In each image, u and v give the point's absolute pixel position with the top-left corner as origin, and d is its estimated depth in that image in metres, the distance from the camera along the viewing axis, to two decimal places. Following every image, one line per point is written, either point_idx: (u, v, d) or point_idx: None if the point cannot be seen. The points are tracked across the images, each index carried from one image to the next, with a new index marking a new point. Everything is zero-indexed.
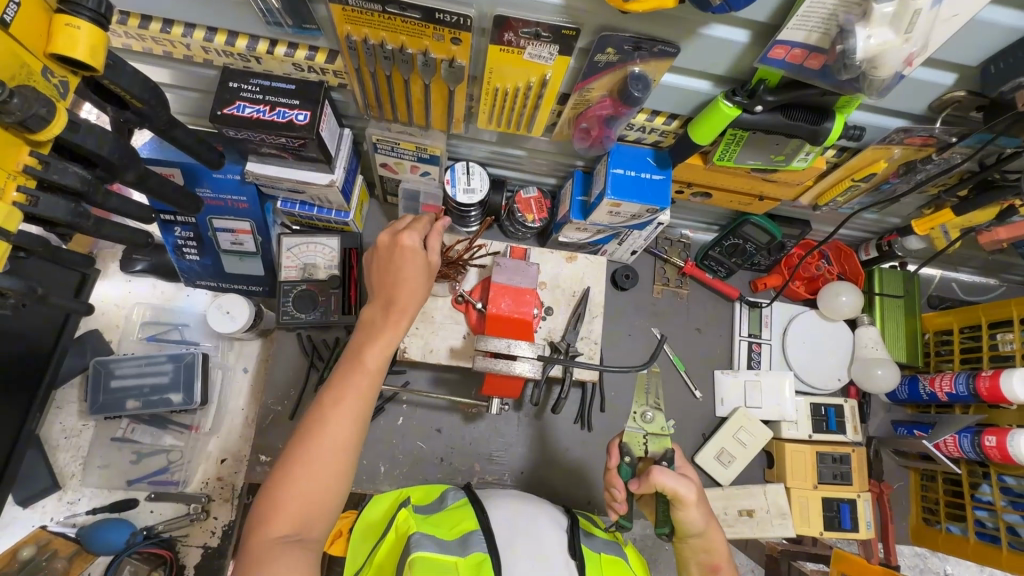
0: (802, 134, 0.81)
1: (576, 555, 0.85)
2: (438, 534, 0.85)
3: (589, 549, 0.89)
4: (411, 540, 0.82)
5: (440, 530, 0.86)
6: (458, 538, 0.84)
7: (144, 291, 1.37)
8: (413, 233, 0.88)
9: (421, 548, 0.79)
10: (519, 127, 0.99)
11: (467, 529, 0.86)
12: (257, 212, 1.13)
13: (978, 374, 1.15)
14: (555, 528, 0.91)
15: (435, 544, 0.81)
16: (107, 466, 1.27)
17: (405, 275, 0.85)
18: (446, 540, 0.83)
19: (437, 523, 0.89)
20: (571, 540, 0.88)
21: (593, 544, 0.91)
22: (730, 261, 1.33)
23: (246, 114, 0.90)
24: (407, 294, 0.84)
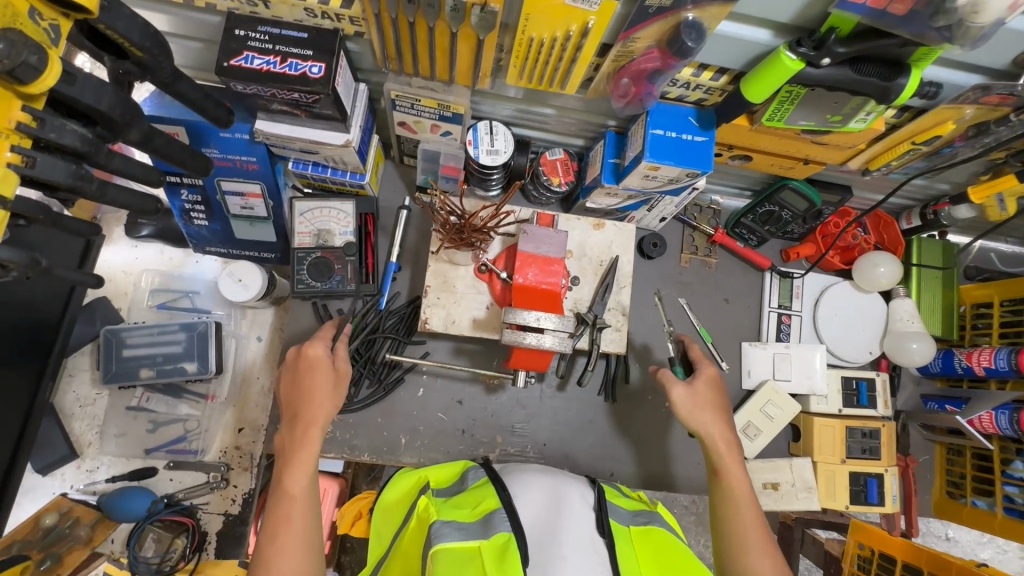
0: (870, 91, 0.74)
1: (603, 532, 0.81)
2: (460, 518, 0.84)
3: (616, 522, 0.85)
4: (432, 530, 0.82)
5: (462, 514, 0.85)
6: (481, 520, 0.83)
7: (151, 258, 1.32)
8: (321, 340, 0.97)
9: (444, 539, 0.79)
10: (552, 84, 0.91)
11: (490, 508, 0.85)
12: (267, 174, 1.06)
13: (1020, 350, 1.11)
14: (584, 502, 0.87)
15: (457, 533, 0.80)
16: (124, 435, 1.25)
17: (313, 390, 0.92)
18: (469, 524, 0.82)
19: (459, 507, 0.88)
20: (599, 515, 0.84)
21: (620, 517, 0.88)
22: (763, 229, 1.27)
23: (255, 66, 0.83)
24: (320, 413, 0.91)
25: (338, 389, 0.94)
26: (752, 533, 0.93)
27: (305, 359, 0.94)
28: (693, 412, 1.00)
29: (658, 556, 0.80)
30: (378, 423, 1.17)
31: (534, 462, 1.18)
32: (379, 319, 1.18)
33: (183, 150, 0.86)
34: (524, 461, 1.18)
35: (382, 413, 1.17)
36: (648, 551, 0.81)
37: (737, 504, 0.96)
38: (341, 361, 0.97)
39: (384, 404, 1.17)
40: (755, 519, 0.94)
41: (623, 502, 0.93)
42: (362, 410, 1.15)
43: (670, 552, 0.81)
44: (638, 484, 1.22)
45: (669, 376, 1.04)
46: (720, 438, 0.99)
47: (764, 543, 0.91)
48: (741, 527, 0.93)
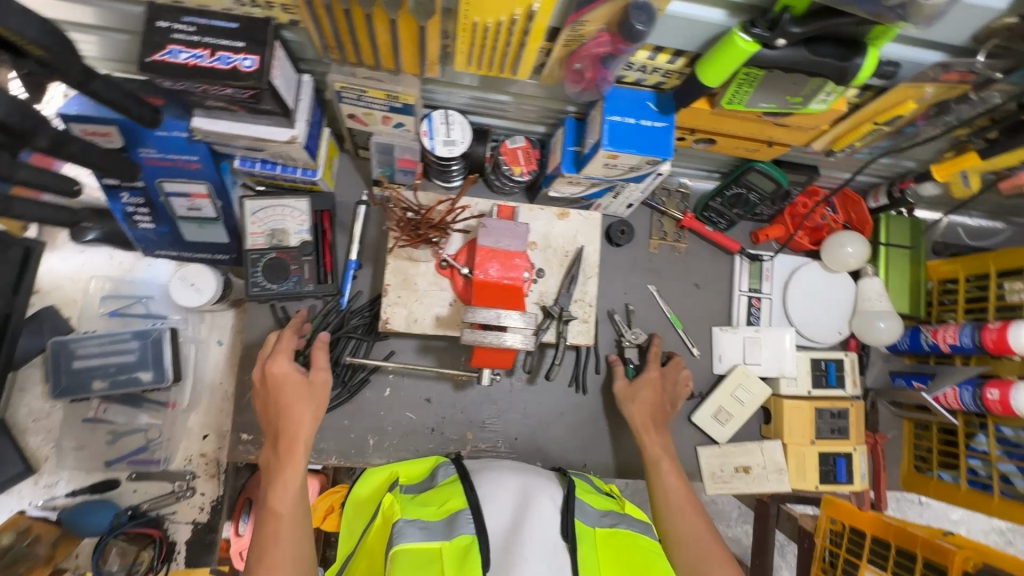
0: (828, 73, 0.71)
1: (567, 535, 0.81)
2: (424, 517, 0.83)
3: (582, 522, 0.84)
4: (395, 528, 0.80)
5: (428, 513, 0.84)
6: (445, 519, 0.82)
7: (100, 263, 1.26)
8: (282, 358, 0.98)
9: (406, 538, 0.78)
10: (503, 70, 0.87)
11: (456, 508, 0.84)
12: (212, 173, 1.01)
13: (983, 327, 1.12)
14: (552, 504, 0.86)
15: (421, 533, 0.79)
16: (83, 447, 1.21)
17: (291, 410, 0.95)
18: (433, 524, 0.81)
19: (426, 504, 0.87)
20: (565, 518, 0.83)
21: (588, 517, 0.86)
22: (731, 213, 1.25)
23: (181, 61, 0.77)
24: (304, 432, 0.95)
25: (315, 401, 0.97)
26: (678, 497, 1.03)
27: (273, 379, 0.97)
28: (628, 398, 1.15)
29: (620, 561, 0.81)
30: (345, 425, 1.14)
31: (506, 457, 1.17)
32: (342, 319, 1.14)
33: (103, 155, 0.87)
34: (495, 457, 1.17)
35: (349, 415, 1.15)
36: (611, 555, 0.82)
37: (661, 475, 1.06)
38: (315, 371, 0.98)
39: (350, 405, 1.15)
40: (677, 483, 1.05)
41: (591, 498, 0.92)
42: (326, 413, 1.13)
43: (632, 557, 0.82)
44: (611, 474, 1.22)
45: (618, 371, 1.19)
46: (646, 414, 1.13)
47: (688, 502, 1.02)
48: (665, 489, 1.04)
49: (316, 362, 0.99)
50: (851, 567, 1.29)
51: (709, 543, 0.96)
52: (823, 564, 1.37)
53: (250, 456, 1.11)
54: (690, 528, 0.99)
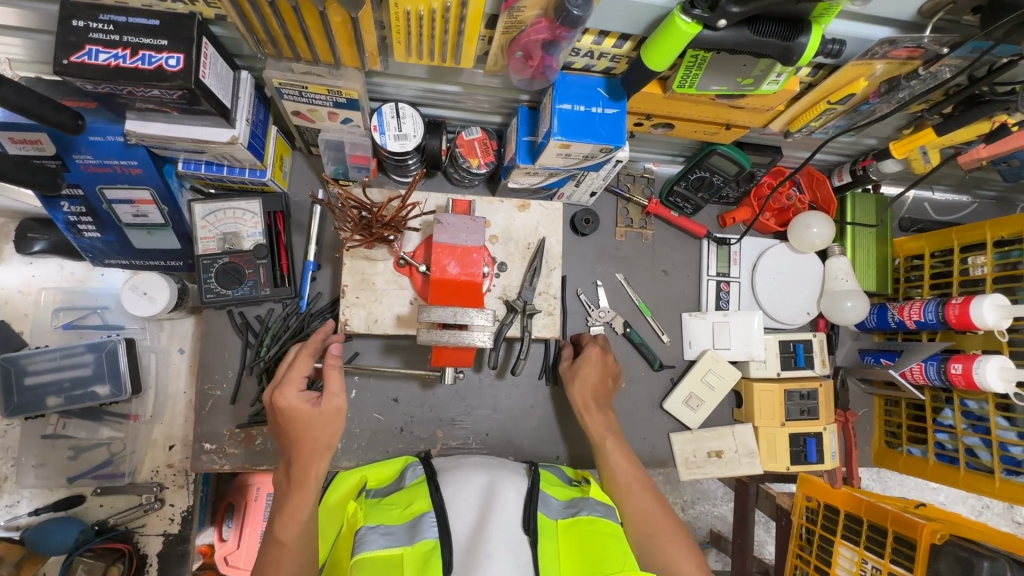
0: (773, 53, 0.69)
1: (529, 529, 0.80)
2: (390, 522, 0.82)
3: (545, 516, 0.85)
4: (358, 536, 0.79)
5: (391, 518, 0.83)
6: (408, 522, 0.81)
7: (50, 274, 1.22)
8: (291, 387, 0.92)
9: (368, 546, 0.77)
10: (446, 60, 0.83)
11: (419, 511, 0.82)
12: (155, 178, 0.97)
13: (947, 302, 1.12)
14: (516, 496, 0.85)
15: (382, 539, 0.78)
16: (43, 465, 1.18)
17: (304, 440, 0.90)
18: (395, 528, 0.80)
19: (392, 507, 0.86)
20: (528, 510, 0.83)
21: (551, 510, 0.87)
22: (696, 197, 1.23)
23: (102, 62, 0.73)
24: (314, 466, 0.89)
25: (329, 430, 0.91)
26: (627, 476, 1.02)
27: (280, 412, 0.90)
28: (571, 376, 1.13)
29: (586, 544, 0.80)
30: None
31: (477, 453, 1.16)
32: (302, 322, 1.12)
33: (16, 166, 0.83)
34: (467, 454, 1.16)
35: None
36: (574, 545, 0.81)
37: (608, 455, 1.05)
38: (327, 399, 0.92)
39: None
40: (625, 461, 1.04)
41: (556, 491, 0.94)
42: None
43: (596, 541, 0.80)
44: (584, 465, 1.21)
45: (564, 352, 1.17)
46: (588, 394, 1.10)
47: (639, 483, 1.01)
48: (613, 469, 1.03)
49: (328, 387, 0.92)
50: (825, 543, 1.30)
51: (666, 528, 0.95)
52: (800, 542, 1.38)
53: (215, 466, 1.09)
54: (637, 505, 0.98)
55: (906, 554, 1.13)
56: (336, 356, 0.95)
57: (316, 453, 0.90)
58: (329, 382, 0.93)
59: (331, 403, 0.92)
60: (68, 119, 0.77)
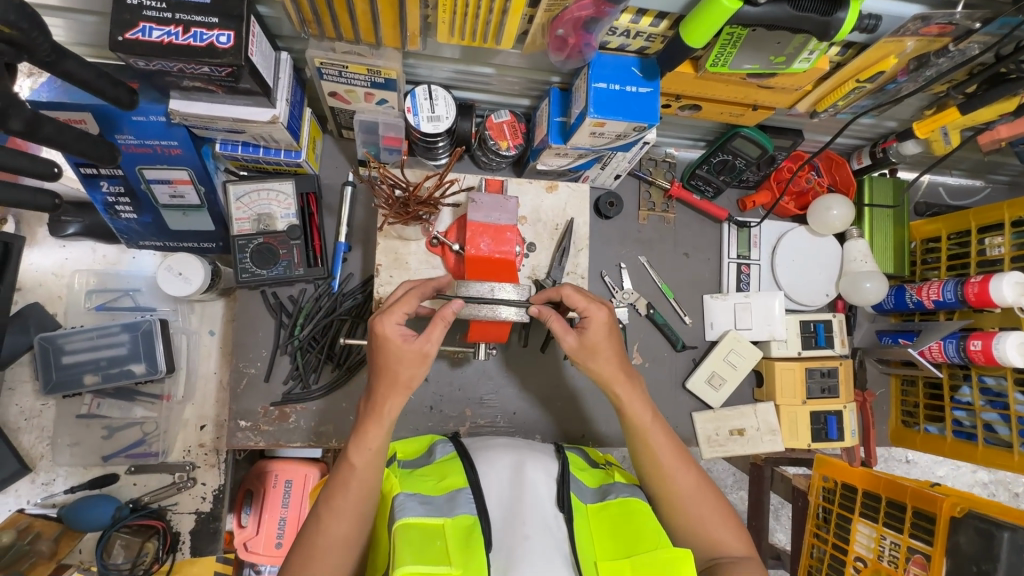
0: (810, 28, 0.71)
1: (563, 506, 0.82)
2: (426, 493, 0.83)
3: (578, 499, 0.87)
4: (395, 503, 0.80)
5: (427, 488, 0.85)
6: (445, 494, 0.82)
7: (83, 256, 1.23)
8: (390, 319, 0.84)
9: (407, 513, 0.78)
10: (485, 40, 0.86)
11: (455, 485, 0.84)
12: (194, 159, 0.99)
13: (966, 281, 1.14)
14: (546, 477, 0.87)
15: (421, 507, 0.79)
16: (78, 444, 1.20)
17: (386, 370, 0.84)
18: (434, 498, 0.81)
19: (425, 478, 0.88)
20: (559, 489, 0.85)
21: (583, 494, 0.90)
22: (718, 180, 1.25)
23: (155, 39, 0.75)
24: (392, 402, 0.84)
25: (413, 370, 0.84)
26: (665, 451, 0.92)
27: (374, 340, 0.85)
28: (587, 357, 0.92)
29: (619, 524, 0.83)
30: (342, 407, 1.13)
31: (504, 431, 1.18)
32: (334, 302, 1.14)
33: (80, 138, 0.76)
34: (495, 432, 1.18)
35: (346, 397, 1.14)
36: (606, 526, 0.83)
37: (648, 436, 0.93)
38: (420, 340, 0.84)
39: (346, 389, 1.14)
40: (669, 443, 0.93)
41: (586, 477, 0.96)
42: (323, 396, 1.12)
43: (628, 520, 0.82)
44: (609, 443, 1.24)
45: (559, 324, 0.91)
46: (612, 365, 0.93)
47: (676, 457, 0.92)
48: (656, 455, 0.92)
49: (430, 332, 0.84)
50: (843, 521, 1.32)
51: (713, 508, 0.90)
52: (817, 521, 1.40)
53: (250, 443, 1.11)
54: (677, 481, 0.91)
55: (926, 528, 1.16)
56: (451, 310, 0.85)
57: (398, 392, 0.84)
58: (432, 326, 0.85)
59: (428, 343, 0.84)
60: (124, 94, 0.79)
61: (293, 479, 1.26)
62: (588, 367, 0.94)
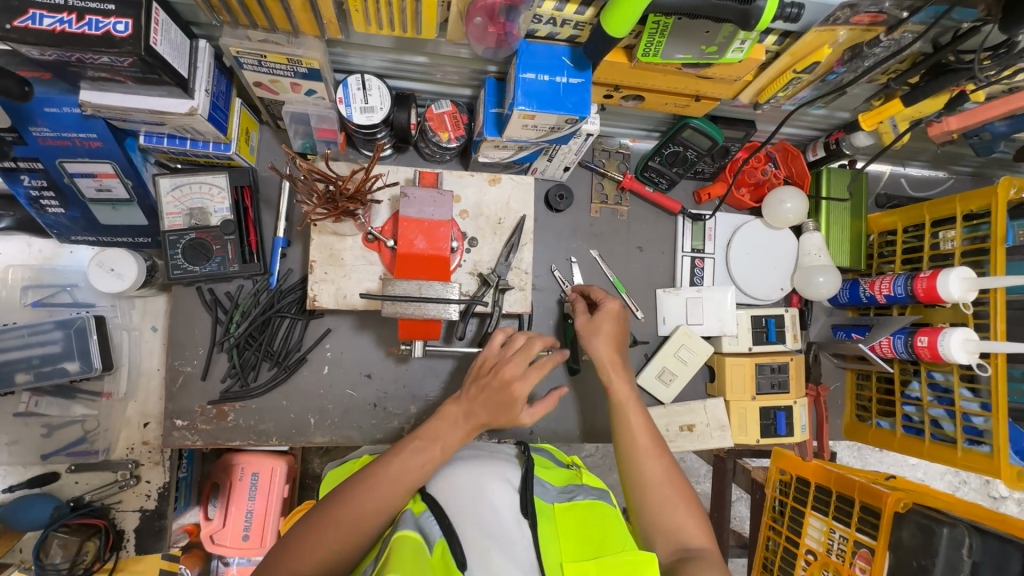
0: (730, 17, 0.68)
1: (527, 511, 0.77)
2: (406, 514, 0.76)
3: (541, 499, 0.81)
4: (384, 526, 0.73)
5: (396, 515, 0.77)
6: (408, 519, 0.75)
7: (17, 252, 1.21)
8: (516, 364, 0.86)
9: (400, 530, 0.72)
10: (405, 31, 0.82)
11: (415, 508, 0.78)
12: (116, 151, 0.96)
13: (916, 276, 1.12)
14: (507, 485, 0.81)
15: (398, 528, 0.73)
16: (16, 443, 1.18)
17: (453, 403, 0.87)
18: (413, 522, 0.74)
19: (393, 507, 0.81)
20: (523, 495, 0.79)
21: (547, 494, 0.84)
22: (671, 172, 1.22)
23: (47, 27, 0.71)
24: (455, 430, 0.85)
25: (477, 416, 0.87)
26: (642, 436, 0.93)
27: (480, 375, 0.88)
28: (590, 332, 1.03)
29: (585, 528, 0.78)
30: (284, 406, 1.12)
31: None
32: (273, 298, 1.11)
33: None
34: None
35: (286, 395, 1.12)
36: (572, 524, 0.78)
37: (627, 417, 0.96)
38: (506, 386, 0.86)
39: (289, 385, 1.12)
40: (644, 422, 0.95)
41: (549, 476, 0.93)
42: (263, 394, 1.10)
43: (597, 522, 0.79)
44: (555, 439, 1.23)
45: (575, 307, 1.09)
46: (611, 349, 1.01)
47: (651, 442, 0.92)
48: (631, 433, 0.93)
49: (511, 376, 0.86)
50: (796, 514, 1.32)
51: (677, 493, 0.87)
52: (772, 513, 1.40)
53: (187, 442, 1.09)
54: (645, 468, 0.90)
55: (871, 523, 1.16)
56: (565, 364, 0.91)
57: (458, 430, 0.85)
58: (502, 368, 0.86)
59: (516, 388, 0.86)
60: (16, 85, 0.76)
61: (259, 472, 1.33)
62: (588, 344, 1.03)
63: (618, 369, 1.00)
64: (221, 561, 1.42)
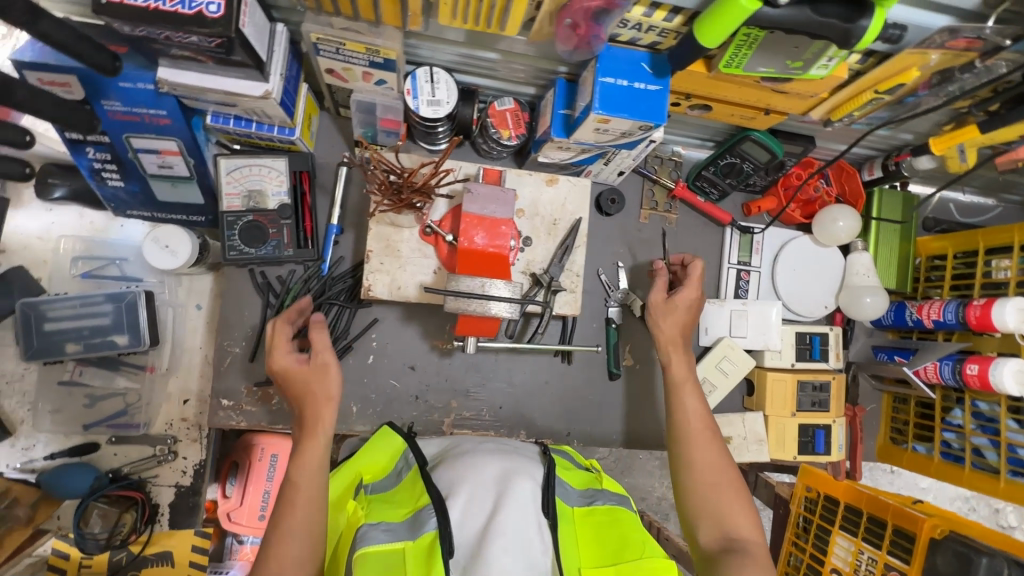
0: (830, 35, 0.67)
1: (547, 513, 0.80)
2: (389, 516, 0.81)
3: (563, 503, 0.87)
4: (360, 532, 0.78)
5: (391, 513, 0.82)
6: (409, 518, 0.79)
7: (69, 221, 1.21)
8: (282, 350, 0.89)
9: (369, 541, 0.76)
10: (488, 27, 0.82)
11: (418, 504, 0.81)
12: (183, 129, 0.96)
13: (968, 303, 1.12)
14: (531, 482, 0.84)
15: (385, 534, 0.77)
16: (59, 411, 1.19)
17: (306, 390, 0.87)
18: (397, 524, 0.78)
19: (390, 505, 0.84)
20: (544, 495, 0.82)
21: (568, 498, 0.89)
22: (724, 183, 1.22)
23: (141, 3, 0.71)
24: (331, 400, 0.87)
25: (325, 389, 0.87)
26: (696, 418, 0.95)
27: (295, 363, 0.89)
28: (663, 313, 1.05)
29: (601, 534, 0.84)
30: None
31: (490, 425, 1.17)
32: (323, 285, 1.11)
33: (54, 105, 0.83)
34: (479, 425, 1.17)
35: None
36: (591, 531, 0.84)
37: (682, 397, 0.97)
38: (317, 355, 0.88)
39: None
40: (699, 407, 0.96)
41: (571, 478, 0.95)
42: None
43: (614, 530, 0.83)
44: (591, 442, 1.23)
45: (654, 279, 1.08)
46: (675, 331, 1.03)
47: (705, 426, 0.94)
48: (685, 415, 0.95)
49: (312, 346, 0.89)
50: (822, 532, 1.32)
51: (730, 483, 0.88)
52: (796, 529, 1.39)
53: (231, 422, 1.09)
54: (697, 452, 0.91)
55: (904, 547, 1.16)
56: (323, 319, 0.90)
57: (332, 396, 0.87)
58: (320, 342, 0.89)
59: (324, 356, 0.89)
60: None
61: (279, 454, 1.30)
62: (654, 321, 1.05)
63: (680, 348, 1.02)
64: (233, 542, 1.35)
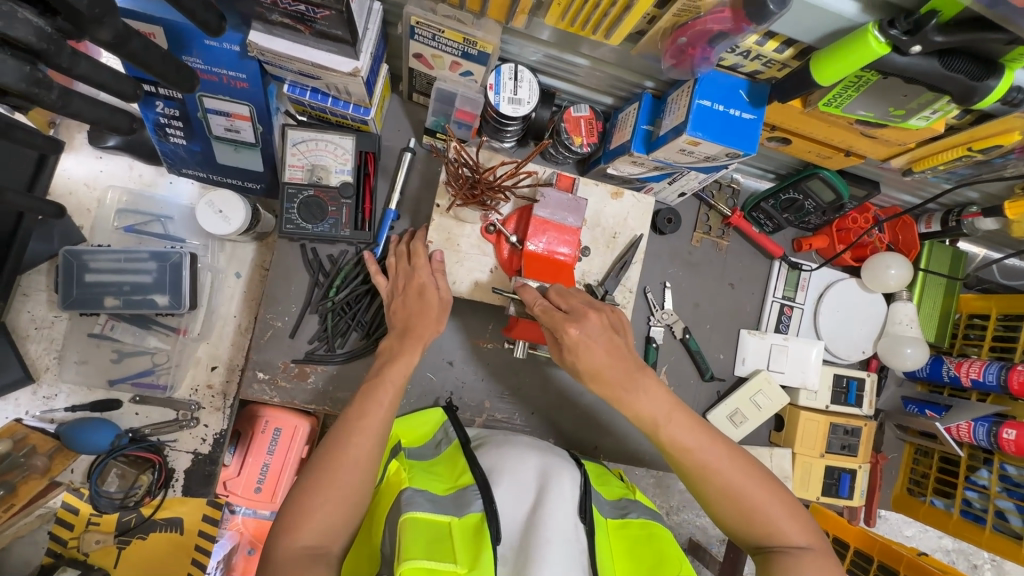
0: (952, 89, 0.67)
1: (585, 517, 0.80)
2: (430, 489, 0.82)
3: (598, 512, 0.86)
4: (403, 497, 0.78)
5: (433, 485, 0.83)
6: (452, 495, 0.80)
7: (118, 172, 1.19)
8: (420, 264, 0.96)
9: (414, 507, 0.76)
10: (594, 33, 0.82)
11: (463, 483, 0.82)
12: (258, 95, 0.93)
13: (1013, 367, 1.12)
14: (571, 482, 0.84)
15: (429, 504, 0.77)
16: (85, 363, 1.17)
17: (415, 325, 0.91)
18: (441, 499, 0.79)
19: (433, 477, 0.85)
20: (583, 501, 0.82)
21: (601, 507, 0.88)
22: (781, 216, 1.21)
23: None
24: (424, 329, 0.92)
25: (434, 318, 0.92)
26: (694, 442, 0.84)
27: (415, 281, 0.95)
28: (578, 347, 0.84)
29: (635, 546, 0.82)
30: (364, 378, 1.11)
31: (522, 430, 1.16)
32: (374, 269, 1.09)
33: (178, 71, 0.77)
34: (511, 429, 1.15)
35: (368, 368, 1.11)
36: (625, 543, 0.83)
37: (669, 427, 0.84)
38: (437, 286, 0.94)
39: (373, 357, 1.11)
40: (691, 432, 0.84)
41: (603, 488, 0.94)
42: (347, 362, 1.09)
43: (650, 543, 0.82)
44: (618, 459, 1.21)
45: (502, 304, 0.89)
46: (600, 365, 0.84)
47: (708, 445, 0.84)
48: (682, 447, 0.84)
49: (434, 273, 0.95)
50: None
51: (757, 493, 0.83)
52: None
53: (263, 396, 1.07)
54: (706, 472, 0.83)
55: None
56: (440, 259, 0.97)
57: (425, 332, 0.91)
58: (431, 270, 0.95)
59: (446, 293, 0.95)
60: (129, 87, 0.70)
61: (282, 429, 1.16)
62: (570, 361, 0.86)
63: (638, 383, 0.84)
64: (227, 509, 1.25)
